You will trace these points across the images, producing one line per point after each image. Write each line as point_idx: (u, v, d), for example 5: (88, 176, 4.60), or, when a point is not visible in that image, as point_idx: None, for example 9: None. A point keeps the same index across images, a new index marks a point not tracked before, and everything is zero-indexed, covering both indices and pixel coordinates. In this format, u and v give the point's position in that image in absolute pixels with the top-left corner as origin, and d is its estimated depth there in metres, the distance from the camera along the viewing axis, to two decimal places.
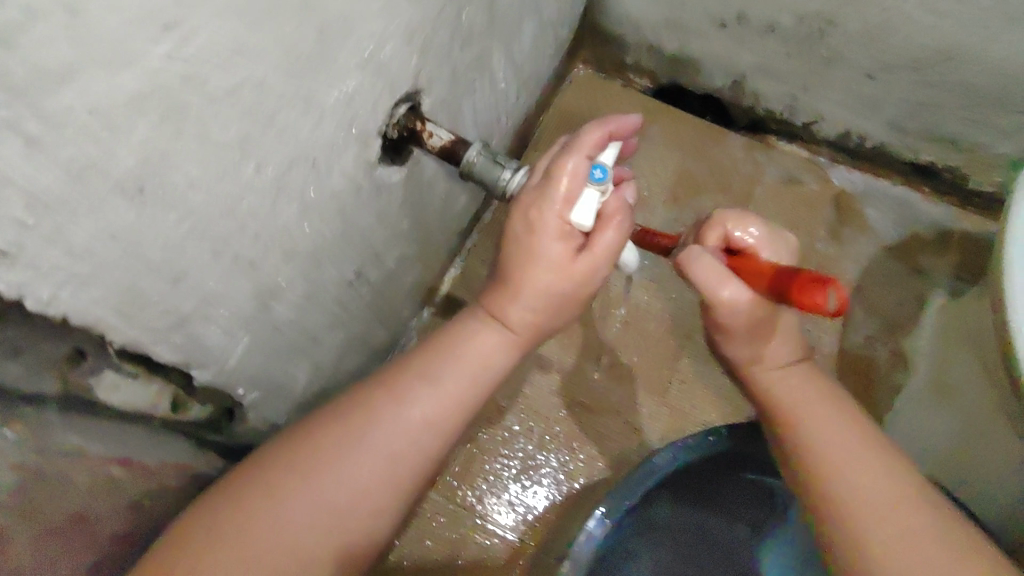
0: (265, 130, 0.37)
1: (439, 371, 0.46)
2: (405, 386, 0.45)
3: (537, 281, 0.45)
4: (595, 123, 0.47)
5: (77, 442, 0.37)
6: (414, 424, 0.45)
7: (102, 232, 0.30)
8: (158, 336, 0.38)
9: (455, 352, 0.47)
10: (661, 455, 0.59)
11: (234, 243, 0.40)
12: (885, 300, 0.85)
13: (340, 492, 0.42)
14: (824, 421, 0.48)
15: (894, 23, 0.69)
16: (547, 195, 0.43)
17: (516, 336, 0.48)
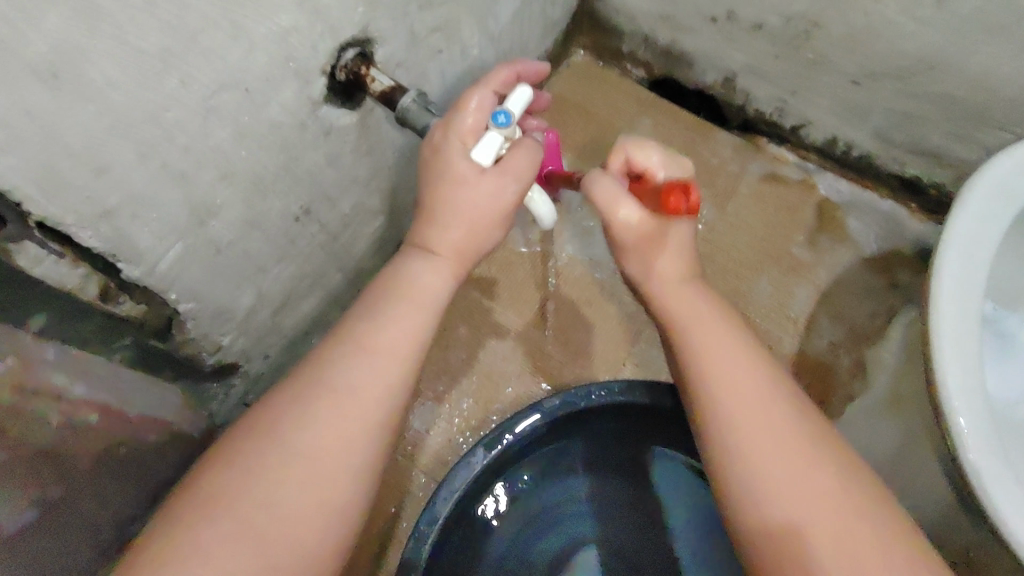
0: (187, 48, 0.41)
1: (386, 309, 0.47)
2: (355, 328, 0.46)
3: (456, 196, 0.48)
4: (505, 66, 0.55)
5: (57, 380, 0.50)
6: (370, 353, 0.45)
7: (15, 104, 0.35)
8: (84, 221, 0.42)
9: (404, 289, 0.48)
10: (547, 400, 0.65)
11: (162, 151, 0.44)
12: (855, 308, 0.86)
13: (305, 432, 0.42)
14: (732, 387, 0.48)
15: (875, 29, 0.70)
16: (453, 127, 0.50)
17: (446, 256, 0.50)
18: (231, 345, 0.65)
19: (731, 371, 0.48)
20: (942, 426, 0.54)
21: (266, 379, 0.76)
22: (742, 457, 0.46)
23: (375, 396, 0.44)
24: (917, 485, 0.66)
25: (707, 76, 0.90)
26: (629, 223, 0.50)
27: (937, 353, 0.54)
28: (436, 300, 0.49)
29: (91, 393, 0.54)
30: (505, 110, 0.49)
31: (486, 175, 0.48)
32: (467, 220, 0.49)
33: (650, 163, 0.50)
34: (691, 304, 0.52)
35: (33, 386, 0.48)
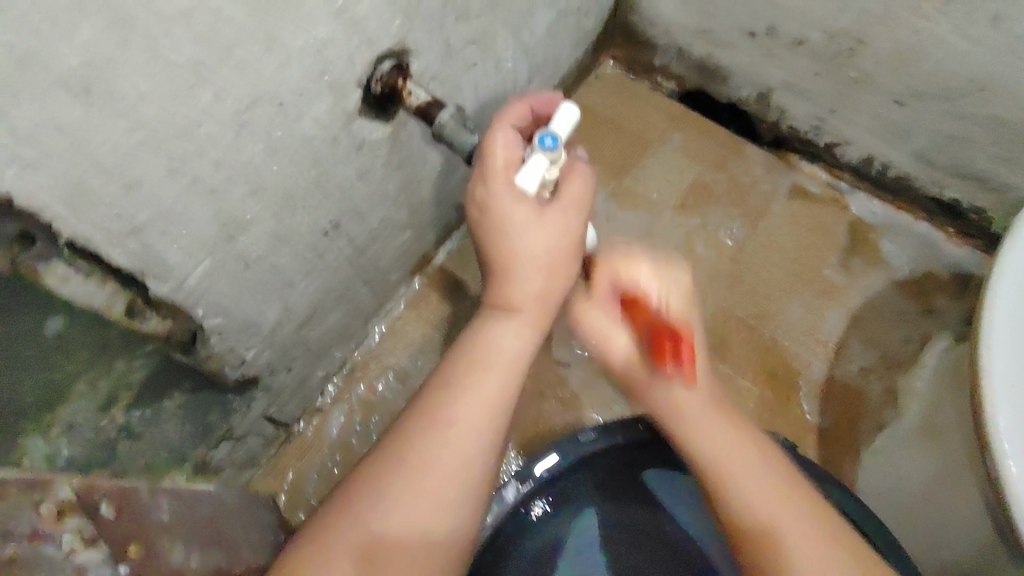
0: (222, 61, 0.40)
1: (466, 383, 0.46)
2: (434, 403, 0.45)
3: (519, 242, 0.47)
4: (517, 99, 0.54)
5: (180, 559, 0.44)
6: (449, 432, 0.44)
7: (47, 120, 0.33)
8: (111, 238, 0.41)
9: (482, 356, 0.47)
10: (585, 432, 0.64)
11: (193, 165, 0.43)
12: (889, 334, 0.84)
13: (381, 516, 0.42)
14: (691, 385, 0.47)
15: (924, 48, 0.67)
16: (489, 166, 0.49)
17: (526, 317, 0.48)
18: (255, 359, 0.64)
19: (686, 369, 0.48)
20: (989, 471, 0.50)
21: (288, 392, 0.75)
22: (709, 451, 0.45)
23: (457, 472, 0.44)
24: (951, 527, 0.63)
25: (742, 90, 0.88)
26: (624, 352, 0.48)
27: (982, 390, 0.51)
28: (518, 366, 0.47)
29: (207, 561, 0.47)
30: (550, 133, 0.49)
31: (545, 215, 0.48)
32: (543, 277, 0.48)
33: (643, 280, 0.49)
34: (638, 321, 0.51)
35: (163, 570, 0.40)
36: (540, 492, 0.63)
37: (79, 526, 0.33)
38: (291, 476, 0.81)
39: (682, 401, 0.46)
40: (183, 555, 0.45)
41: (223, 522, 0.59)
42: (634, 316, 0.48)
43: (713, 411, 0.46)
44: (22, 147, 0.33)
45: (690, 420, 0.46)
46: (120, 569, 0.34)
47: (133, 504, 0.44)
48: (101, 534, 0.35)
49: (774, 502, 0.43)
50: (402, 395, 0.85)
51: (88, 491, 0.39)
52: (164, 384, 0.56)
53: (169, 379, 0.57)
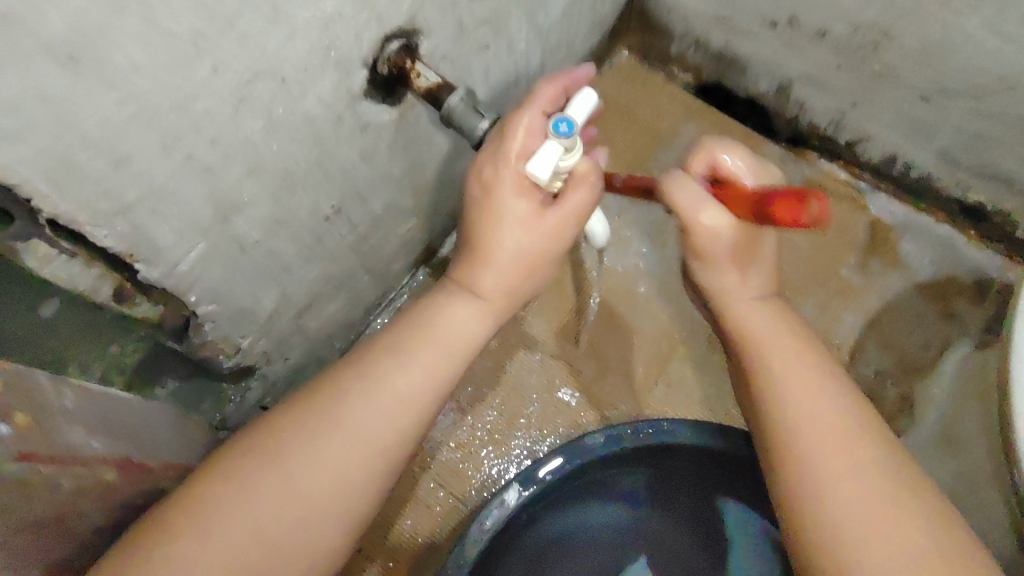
0: (223, 32, 0.37)
1: (409, 357, 0.46)
2: (376, 367, 0.45)
3: (502, 240, 0.47)
4: (550, 79, 0.51)
5: (83, 439, 0.42)
6: (388, 399, 0.44)
7: (28, 89, 0.30)
8: (99, 219, 0.38)
9: (434, 333, 0.47)
10: (593, 437, 0.60)
11: (188, 142, 0.40)
12: (906, 338, 0.81)
13: (311, 464, 0.41)
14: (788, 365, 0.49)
15: (954, 44, 0.64)
16: (503, 150, 0.46)
17: (480, 305, 0.49)
18: (251, 347, 0.61)
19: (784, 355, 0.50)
20: (1016, 487, 0.47)
21: (283, 383, 0.73)
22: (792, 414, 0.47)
23: (389, 440, 0.44)
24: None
25: (760, 83, 0.85)
26: (715, 241, 0.53)
27: (1014, 401, 0.48)
28: (460, 350, 0.48)
29: (116, 450, 0.45)
30: (567, 118, 0.45)
31: (545, 217, 0.47)
32: (506, 268, 0.48)
33: None
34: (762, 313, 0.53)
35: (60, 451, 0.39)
36: (542, 498, 0.61)
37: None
38: None
39: (747, 301, 0.53)
40: (87, 435, 0.42)
41: (145, 430, 0.50)
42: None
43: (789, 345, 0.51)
44: (2, 118, 0.30)
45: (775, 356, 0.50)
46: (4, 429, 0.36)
47: (37, 394, 0.39)
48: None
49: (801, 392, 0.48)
50: None
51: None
52: (159, 368, 0.56)
53: (157, 362, 0.55)
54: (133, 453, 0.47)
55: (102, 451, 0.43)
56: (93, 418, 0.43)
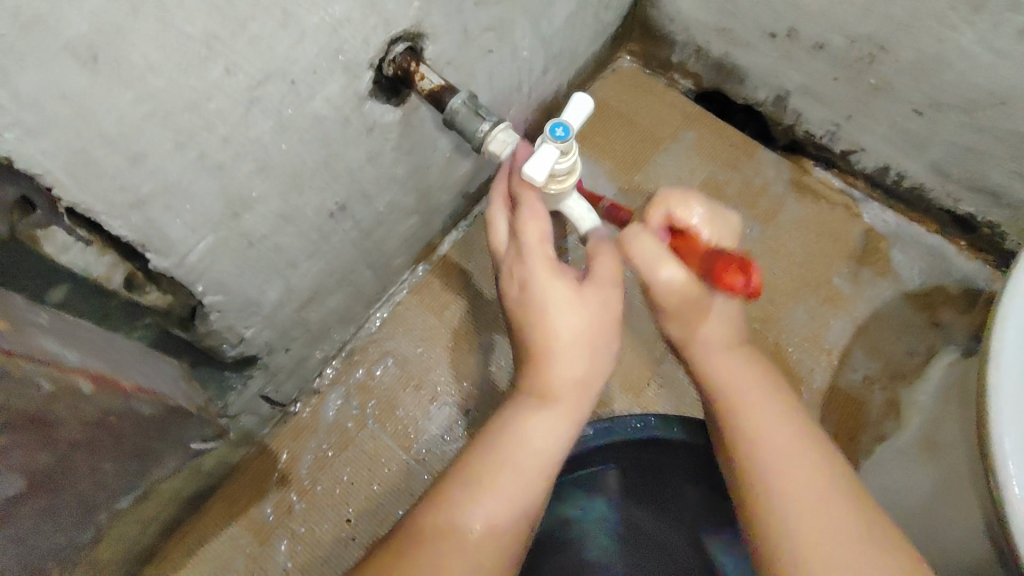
0: (234, 35, 0.39)
1: (490, 480, 0.44)
2: (463, 487, 0.43)
3: (561, 331, 0.45)
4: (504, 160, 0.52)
5: (55, 347, 0.41)
6: (472, 535, 0.42)
7: (50, 86, 0.32)
8: (114, 210, 0.40)
9: (511, 454, 0.44)
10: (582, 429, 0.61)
11: (201, 139, 0.42)
12: (893, 346, 0.83)
13: None
14: (764, 412, 0.48)
15: (947, 58, 0.66)
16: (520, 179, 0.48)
17: (561, 410, 0.46)
18: (255, 338, 0.63)
19: (761, 407, 0.48)
20: (991, 490, 0.49)
21: (285, 373, 0.75)
22: (772, 463, 0.45)
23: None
24: (936, 544, 0.64)
25: (758, 92, 0.87)
26: (673, 283, 0.48)
27: (989, 407, 0.50)
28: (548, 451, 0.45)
29: (90, 363, 0.44)
30: (563, 123, 0.48)
31: (586, 300, 0.46)
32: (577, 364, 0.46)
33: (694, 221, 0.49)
34: (735, 360, 0.50)
35: (34, 353, 0.39)
36: None
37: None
38: (285, 456, 0.81)
39: (717, 346, 0.50)
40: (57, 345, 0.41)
41: (120, 350, 0.50)
42: (685, 255, 0.50)
43: (736, 352, 0.51)
44: (24, 113, 0.32)
45: (715, 362, 0.50)
46: None
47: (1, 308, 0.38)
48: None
49: (785, 442, 0.46)
50: (400, 381, 0.85)
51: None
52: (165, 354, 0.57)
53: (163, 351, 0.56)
54: (106, 370, 0.46)
55: (75, 361, 0.43)
56: (63, 333, 0.43)
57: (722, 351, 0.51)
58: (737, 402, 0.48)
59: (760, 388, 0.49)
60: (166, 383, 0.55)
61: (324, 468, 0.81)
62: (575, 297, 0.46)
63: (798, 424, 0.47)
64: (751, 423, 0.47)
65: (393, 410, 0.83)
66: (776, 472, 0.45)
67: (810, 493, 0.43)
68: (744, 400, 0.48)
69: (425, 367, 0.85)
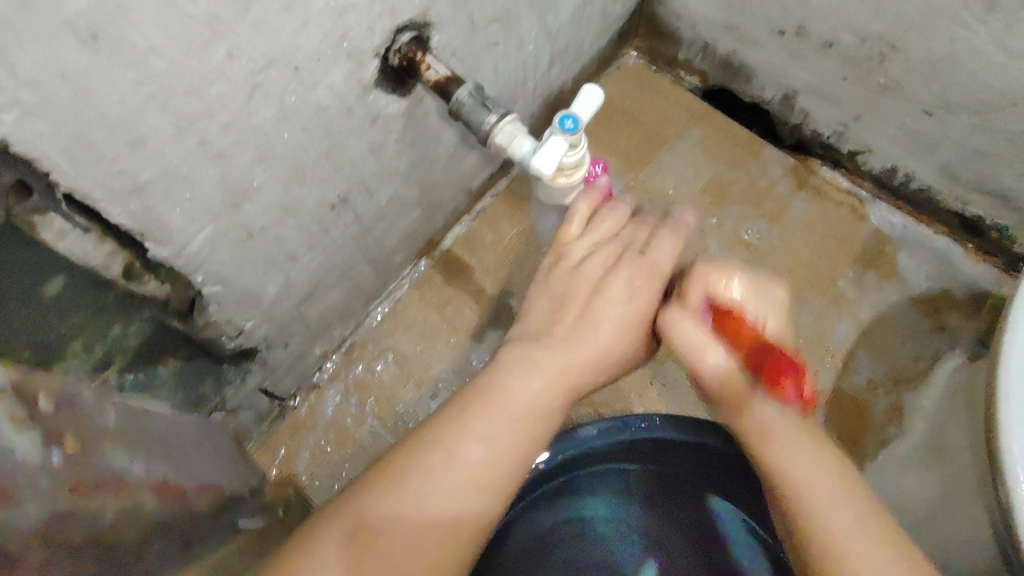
0: (238, 18, 0.38)
1: (480, 418, 0.44)
2: (461, 417, 0.44)
3: (601, 316, 0.49)
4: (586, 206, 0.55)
5: (122, 466, 0.42)
6: (473, 455, 0.43)
7: (49, 66, 0.31)
8: (112, 196, 0.39)
9: (511, 397, 0.45)
10: (586, 431, 0.58)
11: (202, 126, 0.41)
12: (900, 350, 0.82)
13: (393, 510, 0.41)
14: (829, 495, 0.43)
15: (959, 58, 0.65)
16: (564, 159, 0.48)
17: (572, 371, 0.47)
18: (253, 331, 0.62)
19: (825, 489, 0.43)
20: (1000, 496, 0.48)
21: (283, 367, 0.73)
22: (845, 553, 0.40)
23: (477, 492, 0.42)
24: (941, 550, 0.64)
25: (765, 91, 0.86)
26: (720, 371, 0.47)
27: (999, 411, 0.49)
28: (534, 420, 0.45)
29: (154, 471, 0.47)
30: (572, 115, 0.47)
31: (635, 296, 0.50)
32: (586, 354, 0.48)
33: (736, 299, 0.48)
34: (795, 442, 0.45)
35: (106, 480, 0.39)
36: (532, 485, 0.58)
37: (12, 410, 0.34)
38: (282, 452, 0.80)
39: (769, 426, 0.46)
40: (126, 461, 0.43)
41: (174, 442, 0.55)
42: (735, 339, 0.48)
43: (801, 434, 0.45)
44: (22, 92, 0.31)
45: (777, 450, 0.45)
46: (53, 456, 0.35)
47: (75, 426, 0.40)
48: (36, 419, 0.35)
49: (853, 531, 0.41)
50: (399, 378, 0.84)
51: (25, 383, 0.36)
52: (159, 353, 0.55)
53: (162, 345, 0.55)
54: (166, 472, 0.48)
55: (143, 473, 0.45)
56: (126, 447, 0.44)
57: (786, 437, 0.45)
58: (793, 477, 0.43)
59: (825, 468, 0.44)
60: (218, 471, 0.60)
61: (322, 465, 0.80)
62: (634, 281, 0.50)
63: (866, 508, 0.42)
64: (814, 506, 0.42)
65: (392, 408, 0.82)
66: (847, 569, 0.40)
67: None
68: (800, 474, 0.43)
69: (425, 364, 0.84)
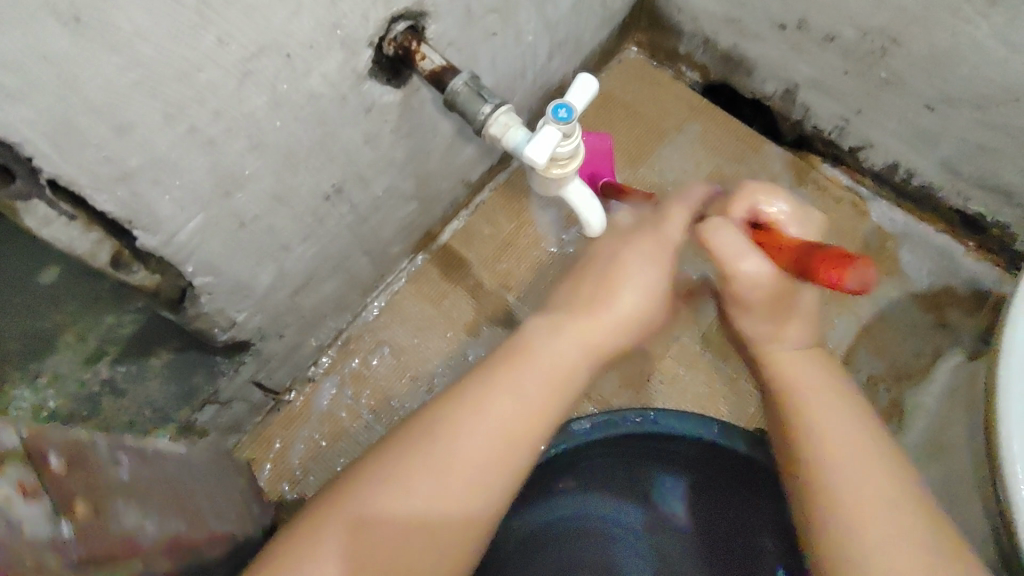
0: (228, 3, 0.37)
1: (503, 382, 0.45)
2: (485, 383, 0.45)
3: (620, 288, 0.49)
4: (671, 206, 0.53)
5: (135, 526, 0.42)
6: (491, 419, 0.44)
7: (30, 48, 0.31)
8: (99, 182, 0.39)
9: (531, 359, 0.47)
10: (579, 425, 0.58)
11: (191, 113, 0.40)
12: (900, 347, 0.82)
13: (407, 478, 0.42)
14: (828, 408, 0.46)
15: (961, 52, 0.64)
16: (562, 152, 0.48)
17: (594, 338, 0.48)
18: (247, 322, 0.62)
19: (829, 403, 0.46)
20: (998, 493, 0.47)
21: (278, 360, 0.73)
22: (835, 462, 0.44)
23: (495, 460, 0.43)
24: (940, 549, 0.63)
25: (766, 85, 0.86)
26: (760, 279, 0.46)
27: (999, 409, 0.48)
28: (554, 390, 0.46)
29: (167, 529, 0.47)
30: (566, 105, 0.47)
31: (652, 264, 0.50)
32: (603, 328, 0.48)
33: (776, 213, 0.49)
34: (803, 364, 0.48)
35: (122, 543, 0.39)
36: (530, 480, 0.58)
37: (22, 478, 0.33)
38: (277, 445, 0.80)
39: (780, 343, 0.49)
40: (139, 521, 0.43)
41: (184, 483, 0.57)
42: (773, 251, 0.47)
43: (807, 355, 0.49)
44: (5, 75, 0.31)
45: (788, 365, 0.48)
46: (64, 529, 0.34)
47: (91, 484, 0.40)
48: (47, 487, 0.35)
49: (845, 437, 0.44)
50: (395, 372, 0.83)
51: (37, 441, 0.38)
52: (151, 342, 0.55)
53: (152, 334, 0.55)
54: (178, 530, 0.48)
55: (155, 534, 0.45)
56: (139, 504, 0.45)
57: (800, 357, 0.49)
58: (820, 428, 0.45)
59: (825, 388, 0.47)
60: (229, 509, 0.62)
61: (317, 458, 0.79)
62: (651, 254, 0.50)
63: (864, 427, 0.45)
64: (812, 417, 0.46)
65: (388, 401, 0.82)
66: (836, 476, 0.43)
67: (868, 486, 0.42)
68: (809, 394, 0.47)
69: (421, 358, 0.84)
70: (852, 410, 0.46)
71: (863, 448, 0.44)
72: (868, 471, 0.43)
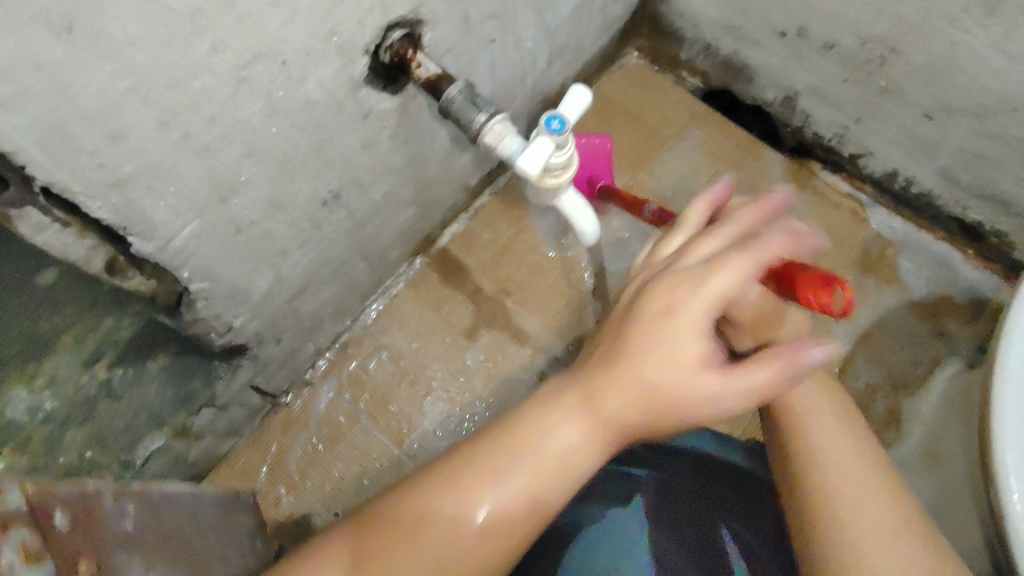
0: (221, 11, 0.37)
1: (507, 467, 0.39)
2: (490, 468, 0.39)
3: (670, 348, 0.38)
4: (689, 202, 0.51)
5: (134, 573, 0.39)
6: (472, 534, 0.39)
7: (21, 56, 0.31)
8: (92, 189, 0.39)
9: (531, 452, 0.39)
10: None
11: (186, 120, 0.40)
12: (898, 356, 0.82)
13: None
14: (837, 449, 0.44)
15: (960, 61, 0.64)
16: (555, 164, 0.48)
17: (608, 429, 0.40)
18: (244, 327, 0.62)
19: (836, 438, 0.45)
20: (991, 505, 0.47)
21: (276, 364, 0.73)
22: (846, 513, 0.42)
23: (468, 575, 0.39)
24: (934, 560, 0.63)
25: (766, 92, 0.85)
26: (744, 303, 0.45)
27: (992, 420, 0.48)
28: (569, 474, 0.40)
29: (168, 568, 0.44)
30: (559, 115, 0.47)
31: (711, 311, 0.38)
32: (645, 396, 0.39)
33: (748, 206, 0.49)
34: (814, 399, 0.46)
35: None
36: None
37: (24, 539, 0.29)
38: (274, 449, 0.79)
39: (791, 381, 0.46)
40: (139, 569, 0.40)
41: (191, 540, 0.51)
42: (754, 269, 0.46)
43: (820, 394, 0.47)
44: None
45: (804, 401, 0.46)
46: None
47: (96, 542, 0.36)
48: (51, 552, 0.31)
49: (856, 482, 0.43)
50: (393, 376, 0.83)
51: (44, 497, 0.33)
52: (148, 346, 0.56)
53: (150, 336, 0.55)
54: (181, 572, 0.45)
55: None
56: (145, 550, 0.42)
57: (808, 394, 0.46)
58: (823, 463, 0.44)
59: (836, 426, 0.45)
60: (236, 554, 0.57)
61: (315, 462, 0.80)
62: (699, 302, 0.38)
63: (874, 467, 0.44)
64: (820, 454, 0.44)
65: (385, 405, 0.82)
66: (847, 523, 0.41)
67: (880, 533, 0.41)
68: (814, 429, 0.45)
69: (419, 362, 0.84)
70: (861, 446, 0.45)
71: (874, 489, 0.43)
72: (883, 518, 0.41)
